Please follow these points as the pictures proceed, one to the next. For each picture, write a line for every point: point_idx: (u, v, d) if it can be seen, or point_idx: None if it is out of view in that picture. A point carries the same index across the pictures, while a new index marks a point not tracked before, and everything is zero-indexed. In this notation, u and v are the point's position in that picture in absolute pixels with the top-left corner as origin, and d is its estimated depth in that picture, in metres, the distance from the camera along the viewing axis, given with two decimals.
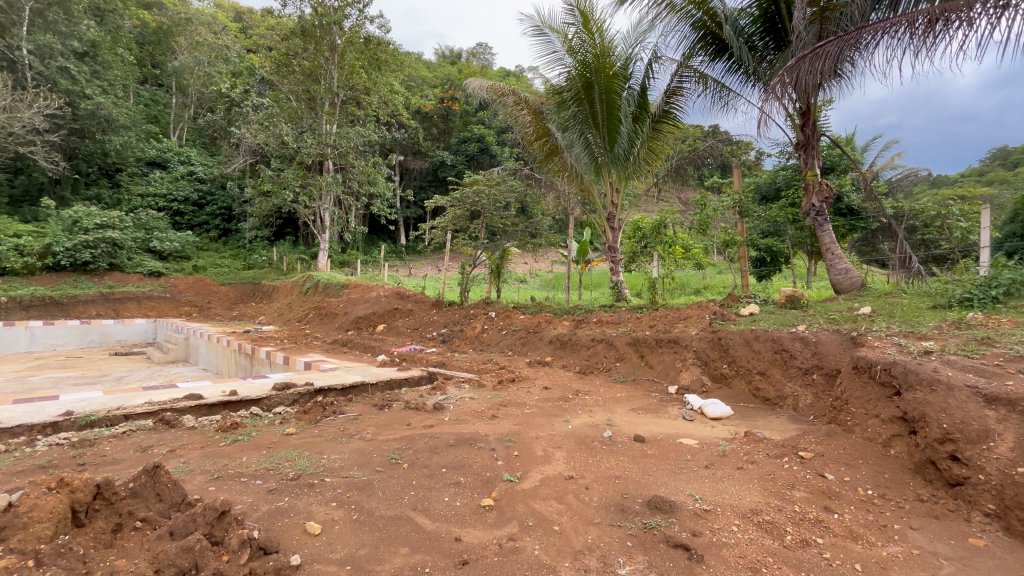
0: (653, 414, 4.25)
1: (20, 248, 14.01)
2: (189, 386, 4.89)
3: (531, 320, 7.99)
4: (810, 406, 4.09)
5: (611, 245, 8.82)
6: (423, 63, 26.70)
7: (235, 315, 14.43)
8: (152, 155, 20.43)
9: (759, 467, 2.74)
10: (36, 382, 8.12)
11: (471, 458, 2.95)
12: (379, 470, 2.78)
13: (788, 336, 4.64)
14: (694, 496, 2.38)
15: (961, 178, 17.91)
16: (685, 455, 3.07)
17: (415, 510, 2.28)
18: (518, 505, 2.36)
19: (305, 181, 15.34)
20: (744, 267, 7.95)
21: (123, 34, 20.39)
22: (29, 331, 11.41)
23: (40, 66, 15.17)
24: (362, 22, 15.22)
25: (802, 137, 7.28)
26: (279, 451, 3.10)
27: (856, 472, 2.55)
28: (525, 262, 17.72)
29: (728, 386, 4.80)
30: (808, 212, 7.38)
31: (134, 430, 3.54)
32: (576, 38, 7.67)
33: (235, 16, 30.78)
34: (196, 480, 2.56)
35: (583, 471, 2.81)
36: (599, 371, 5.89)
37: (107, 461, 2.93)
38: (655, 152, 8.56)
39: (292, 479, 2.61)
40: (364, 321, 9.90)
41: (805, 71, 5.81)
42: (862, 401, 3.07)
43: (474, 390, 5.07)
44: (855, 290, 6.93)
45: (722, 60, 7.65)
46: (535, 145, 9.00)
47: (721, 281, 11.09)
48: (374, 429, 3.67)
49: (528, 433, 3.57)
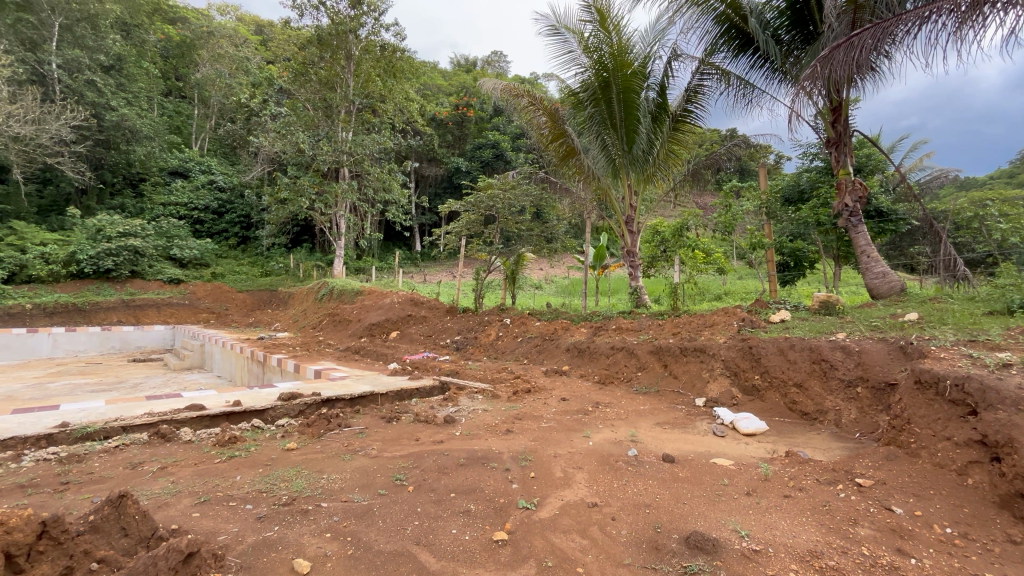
0: (680, 430, 3.92)
1: (46, 257, 14.24)
2: (195, 396, 4.70)
3: (548, 327, 7.67)
4: (855, 423, 3.72)
5: (630, 249, 8.44)
6: (439, 71, 26.77)
7: (251, 321, 14.46)
8: (174, 165, 20.73)
9: (810, 496, 2.41)
10: (53, 390, 8.08)
11: (482, 480, 2.67)
12: (382, 494, 2.52)
13: (827, 346, 4.29)
14: (739, 532, 2.07)
15: (994, 178, 17.12)
16: (722, 479, 2.75)
17: (419, 545, 2.01)
18: (536, 539, 2.08)
19: (321, 188, 15.30)
20: (772, 272, 7.49)
21: (148, 48, 20.85)
22: (51, 337, 11.52)
23: (68, 79, 15.55)
24: (378, 30, 15.25)
25: (834, 133, 6.89)
26: (276, 469, 2.87)
27: (928, 506, 2.20)
28: (540, 269, 17.46)
29: (760, 399, 4.43)
30: (841, 213, 6.97)
31: (128, 445, 3.35)
32: (593, 36, 7.37)
33: (256, 29, 31.31)
34: (180, 505, 2.33)
35: (609, 497, 2.50)
36: (620, 381, 5.55)
37: (94, 479, 2.73)
38: (676, 153, 8.24)
39: (285, 504, 2.36)
40: (377, 328, 9.71)
41: (840, 61, 5.42)
42: (928, 420, 2.70)
43: (487, 402, 4.79)
44: (894, 295, 6.47)
45: (746, 55, 7.29)
46: (551, 147, 8.66)
47: (743, 287, 10.64)
48: (380, 445, 3.41)
49: (545, 450, 3.28)
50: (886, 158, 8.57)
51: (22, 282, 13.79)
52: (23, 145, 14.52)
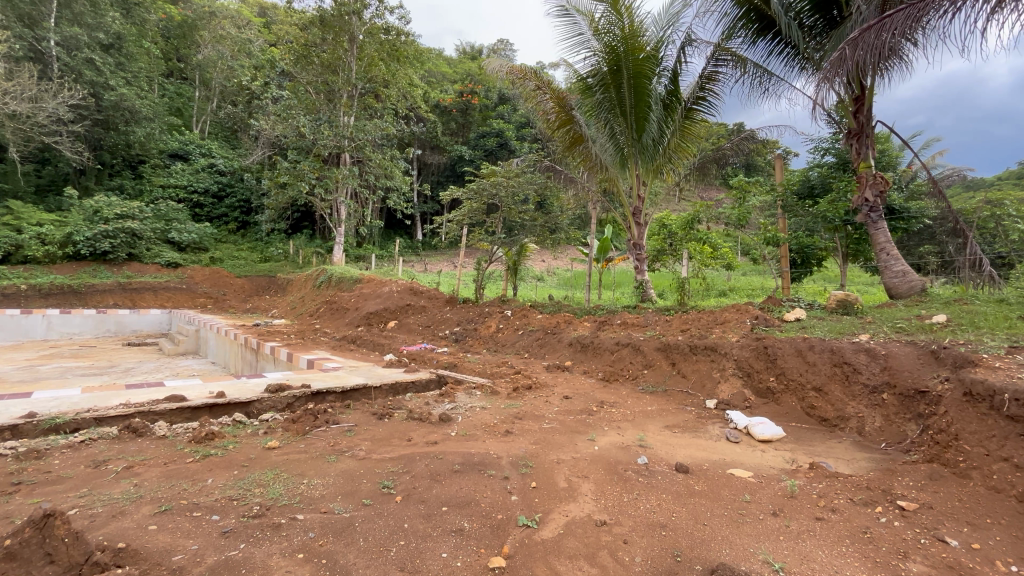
0: (692, 434, 3.65)
1: (42, 238, 14.02)
2: (178, 386, 4.44)
3: (550, 320, 7.41)
4: (881, 432, 3.47)
5: (636, 241, 8.12)
6: (444, 59, 26.22)
7: (248, 307, 14.24)
8: (174, 147, 20.37)
9: (846, 520, 2.16)
10: (42, 373, 7.85)
11: (478, 492, 2.41)
12: (366, 504, 2.26)
13: (850, 348, 4.04)
14: (772, 565, 1.83)
15: (1006, 175, 16.74)
16: (742, 494, 2.48)
17: (403, 573, 1.76)
18: (538, 567, 1.83)
19: (321, 173, 14.95)
20: (784, 267, 7.19)
21: (149, 27, 20.32)
22: (46, 319, 11.29)
23: (66, 58, 15.14)
24: (382, 13, 14.77)
25: (856, 124, 6.56)
26: (252, 472, 2.61)
27: (987, 537, 1.96)
28: (543, 260, 17.17)
29: (776, 403, 4.16)
30: (860, 208, 6.64)
31: (95, 439, 3.09)
32: (603, 18, 6.95)
33: (260, 12, 30.74)
34: (137, 514, 2.07)
35: (619, 514, 2.24)
36: (625, 379, 5.27)
37: (50, 479, 2.47)
38: (687, 142, 7.89)
39: (255, 516, 2.09)
40: (375, 316, 9.45)
41: (869, 45, 5.09)
42: (980, 438, 2.58)
43: (486, 398, 4.53)
44: (915, 295, 6.18)
45: (764, 39, 6.94)
46: (557, 133, 8.29)
47: (749, 283, 10.31)
48: (369, 445, 3.14)
49: (547, 455, 3.02)
50: (896, 157, 8.42)
51: (17, 263, 13.55)
52: (18, 123, 14.16)
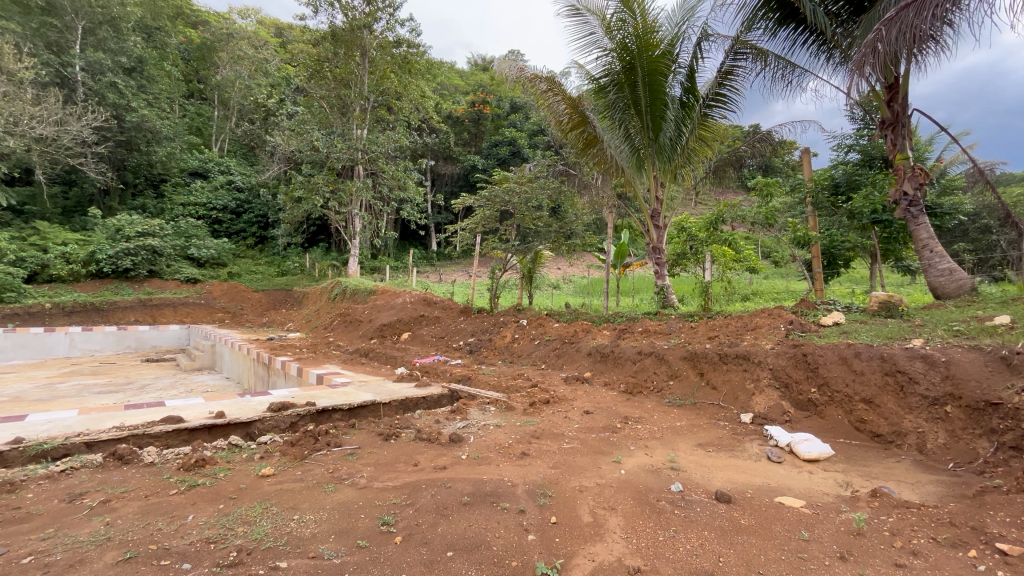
0: (728, 454, 3.28)
1: (66, 257, 14.16)
2: (179, 405, 4.21)
3: (567, 328, 7.05)
4: (943, 448, 3.09)
5: (655, 245, 7.67)
6: (456, 72, 26.31)
7: (265, 321, 14.17)
8: (194, 166, 20.67)
9: (930, 570, 1.80)
10: (60, 391, 7.77)
11: (490, 530, 2.10)
12: (361, 546, 1.96)
13: (902, 354, 3.63)
14: None
15: None
16: (798, 531, 2.12)
17: None
18: None
19: (335, 186, 14.83)
20: (816, 269, 6.62)
21: (169, 50, 20.70)
22: (68, 336, 11.35)
23: (90, 82, 15.45)
24: (393, 26, 14.78)
25: (890, 113, 6.11)
26: (239, 507, 2.34)
27: None
28: (558, 268, 16.89)
29: (819, 416, 3.76)
30: (898, 202, 6.14)
31: (78, 468, 2.86)
32: (615, 17, 6.66)
33: (277, 31, 31.09)
34: (97, 564, 1.82)
35: (654, 559, 1.92)
36: (649, 391, 4.88)
37: (19, 517, 2.24)
38: (706, 141, 7.51)
39: (229, 566, 1.82)
40: (388, 329, 9.23)
41: (908, 26, 4.66)
42: None
43: (501, 414, 4.22)
44: (965, 295, 5.67)
45: (786, 29, 6.57)
46: (570, 135, 7.97)
47: (773, 285, 9.90)
48: (371, 471, 2.86)
49: (567, 482, 2.69)
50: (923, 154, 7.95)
51: (42, 282, 13.69)
52: (44, 147, 14.35)
